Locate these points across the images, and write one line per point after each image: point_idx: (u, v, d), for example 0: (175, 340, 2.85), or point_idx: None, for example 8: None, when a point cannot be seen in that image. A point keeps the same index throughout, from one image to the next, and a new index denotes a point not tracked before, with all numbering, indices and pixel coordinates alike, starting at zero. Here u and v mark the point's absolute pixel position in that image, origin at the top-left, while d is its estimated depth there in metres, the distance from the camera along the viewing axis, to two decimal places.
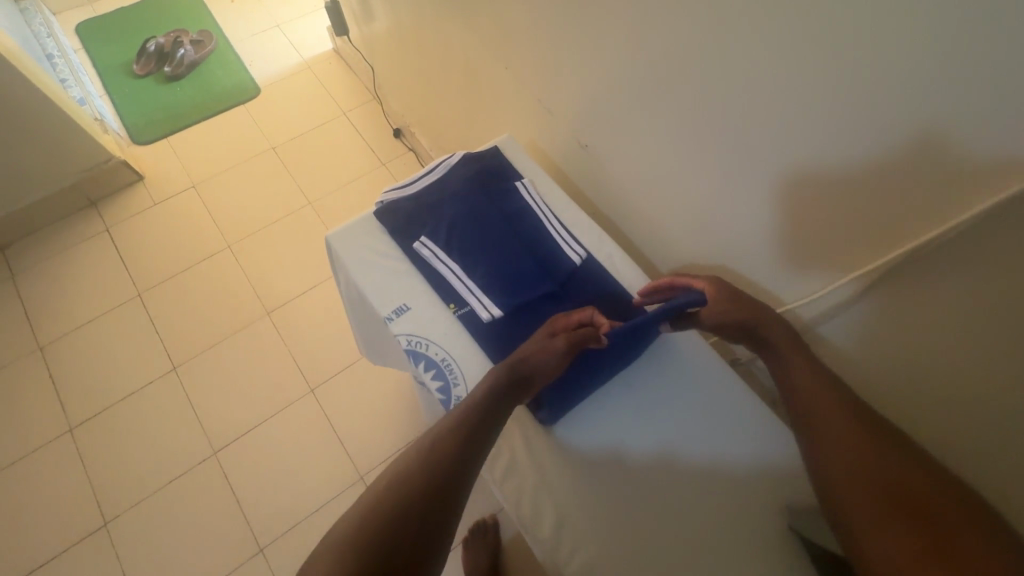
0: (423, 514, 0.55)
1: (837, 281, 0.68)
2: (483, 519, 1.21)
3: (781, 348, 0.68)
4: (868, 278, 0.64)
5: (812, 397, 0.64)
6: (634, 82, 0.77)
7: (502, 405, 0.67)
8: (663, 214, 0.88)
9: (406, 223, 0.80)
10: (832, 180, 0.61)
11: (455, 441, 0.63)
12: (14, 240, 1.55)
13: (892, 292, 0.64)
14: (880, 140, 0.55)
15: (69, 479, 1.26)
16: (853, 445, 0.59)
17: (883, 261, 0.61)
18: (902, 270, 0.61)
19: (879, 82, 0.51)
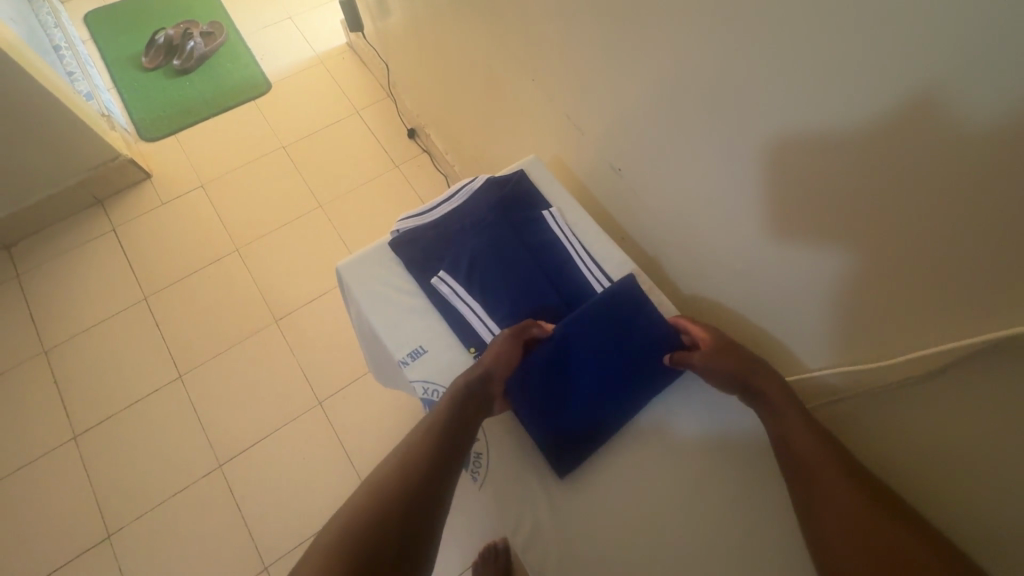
0: (392, 544, 0.51)
1: (896, 357, 0.60)
2: (494, 542, 1.09)
3: (775, 402, 0.64)
4: (935, 360, 0.57)
5: (813, 462, 0.58)
6: (677, 105, 0.70)
7: (470, 418, 0.63)
8: (698, 246, 0.81)
9: (423, 255, 0.75)
10: (900, 235, 0.54)
11: (423, 463, 0.58)
12: (20, 239, 1.52)
13: (960, 380, 0.55)
14: (968, 195, 0.47)
15: (72, 489, 1.24)
16: (852, 512, 0.54)
17: (956, 345, 0.54)
18: (975, 357, 0.53)
19: (974, 127, 0.44)
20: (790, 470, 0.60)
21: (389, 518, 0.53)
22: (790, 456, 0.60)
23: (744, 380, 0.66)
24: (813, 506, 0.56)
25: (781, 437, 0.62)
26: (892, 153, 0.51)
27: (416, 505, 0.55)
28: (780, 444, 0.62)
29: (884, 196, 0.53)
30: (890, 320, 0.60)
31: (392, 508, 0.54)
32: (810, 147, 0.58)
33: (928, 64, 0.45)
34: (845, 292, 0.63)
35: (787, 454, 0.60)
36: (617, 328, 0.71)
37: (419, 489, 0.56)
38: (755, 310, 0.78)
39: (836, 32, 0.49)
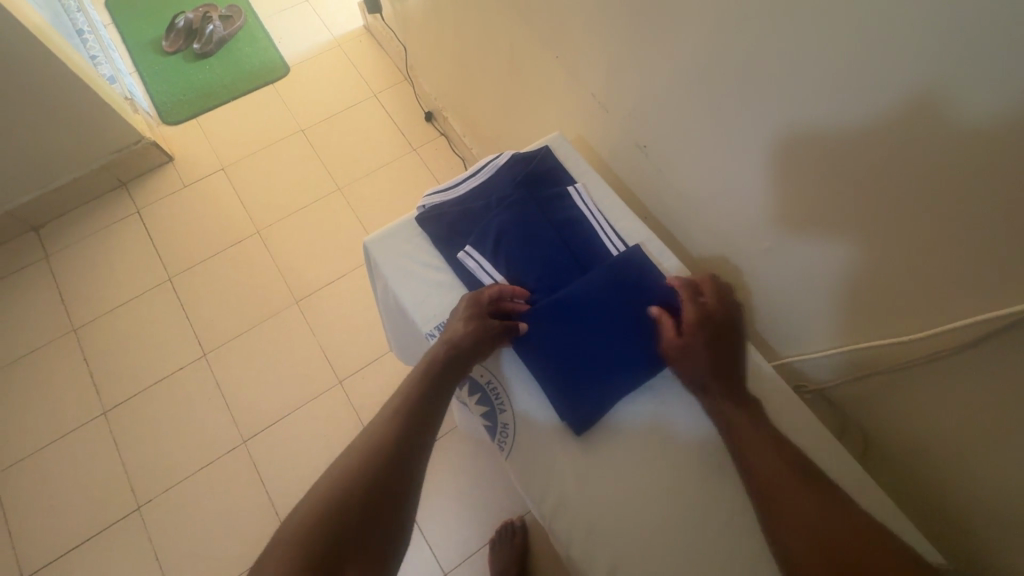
0: (379, 490, 0.54)
1: (920, 332, 0.59)
2: (511, 520, 1.13)
3: (733, 422, 0.62)
4: (961, 335, 0.56)
5: (764, 458, 0.59)
6: (703, 82, 0.69)
7: (441, 390, 0.65)
8: (720, 226, 0.81)
9: (449, 231, 0.76)
10: (924, 211, 0.53)
11: (410, 419, 0.61)
12: (48, 220, 1.55)
13: (990, 356, 0.54)
14: (1008, 171, 0.45)
15: (103, 462, 1.28)
16: (812, 522, 0.53)
17: (981, 318, 0.53)
18: (1005, 332, 0.52)
19: (1007, 99, 0.43)
20: (751, 485, 0.58)
21: (378, 466, 0.56)
22: (745, 458, 0.60)
23: (707, 393, 0.65)
24: (772, 516, 0.55)
25: (742, 451, 0.60)
26: (930, 128, 0.49)
27: (397, 462, 0.57)
28: (741, 461, 0.60)
29: (908, 173, 0.52)
30: (920, 300, 0.58)
31: (379, 458, 0.57)
32: (840, 124, 0.56)
33: (965, 32, 0.43)
34: (874, 273, 0.61)
35: (747, 467, 0.59)
36: (638, 299, 0.70)
37: (402, 446, 0.59)
38: (775, 292, 0.77)
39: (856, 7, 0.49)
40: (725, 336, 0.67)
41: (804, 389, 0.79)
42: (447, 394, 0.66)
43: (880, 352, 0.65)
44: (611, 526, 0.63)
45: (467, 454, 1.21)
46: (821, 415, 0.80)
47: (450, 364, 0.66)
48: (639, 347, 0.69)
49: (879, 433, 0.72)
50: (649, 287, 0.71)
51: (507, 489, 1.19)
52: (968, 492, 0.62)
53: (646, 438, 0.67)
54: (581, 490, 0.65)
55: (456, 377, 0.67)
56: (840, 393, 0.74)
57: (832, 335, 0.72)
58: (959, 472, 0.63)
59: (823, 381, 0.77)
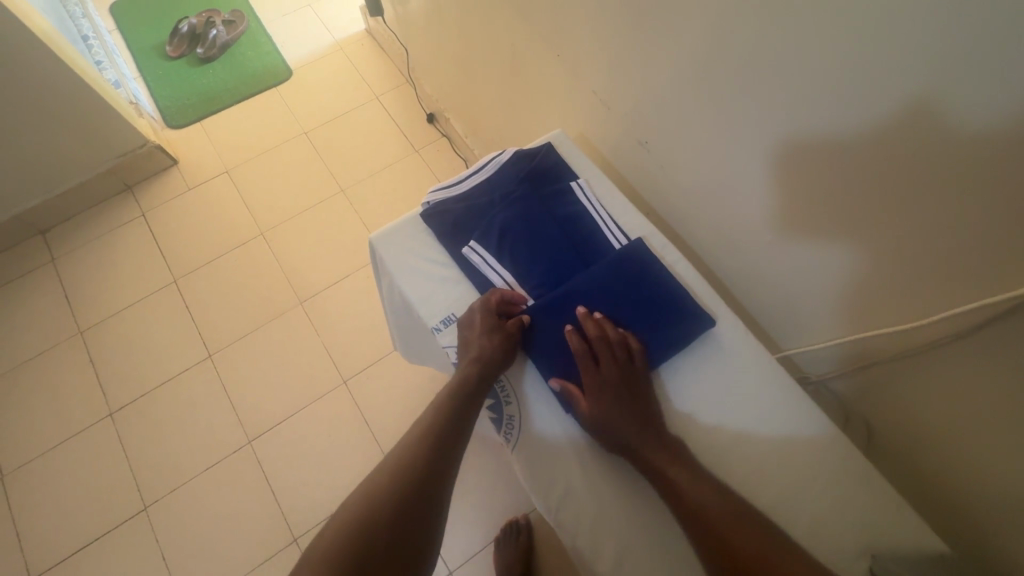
0: (408, 508, 0.56)
1: (917, 321, 0.60)
2: (516, 518, 1.13)
3: (660, 467, 0.60)
4: (960, 321, 0.56)
5: (687, 489, 0.58)
6: (703, 77, 0.69)
7: (469, 405, 0.66)
8: (721, 221, 0.81)
9: (454, 226, 0.77)
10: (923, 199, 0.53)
11: (439, 435, 0.63)
12: (54, 225, 1.56)
13: (988, 342, 0.55)
14: (1008, 157, 0.45)
15: (110, 463, 1.28)
16: (747, 555, 0.52)
17: (978, 305, 0.54)
18: (1002, 317, 0.52)
19: (1002, 85, 0.43)
20: (686, 523, 0.56)
21: (409, 483, 0.58)
22: (673, 493, 0.58)
23: (624, 438, 0.62)
24: (710, 553, 0.54)
25: (675, 494, 0.58)
26: (931, 116, 0.49)
27: (424, 481, 0.58)
28: (676, 502, 0.58)
29: (907, 162, 0.53)
30: (923, 289, 0.58)
31: (410, 475, 0.58)
32: (841, 115, 0.56)
33: (959, 21, 0.43)
34: (876, 262, 0.62)
35: (682, 508, 0.57)
36: (641, 292, 0.71)
37: (429, 464, 0.60)
38: (777, 285, 0.78)
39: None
40: (630, 375, 0.66)
41: (806, 380, 0.80)
42: (475, 408, 0.66)
43: (884, 343, 0.66)
44: (616, 517, 0.63)
45: (472, 452, 1.22)
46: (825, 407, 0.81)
47: (475, 380, 0.66)
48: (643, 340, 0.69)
49: (881, 422, 0.72)
50: (653, 280, 0.71)
51: (512, 487, 1.19)
52: (973, 478, 0.62)
53: None
54: (587, 482, 0.65)
55: (483, 391, 0.67)
56: (844, 384, 0.75)
57: (834, 326, 0.72)
58: (962, 459, 0.63)
59: (825, 372, 0.77)
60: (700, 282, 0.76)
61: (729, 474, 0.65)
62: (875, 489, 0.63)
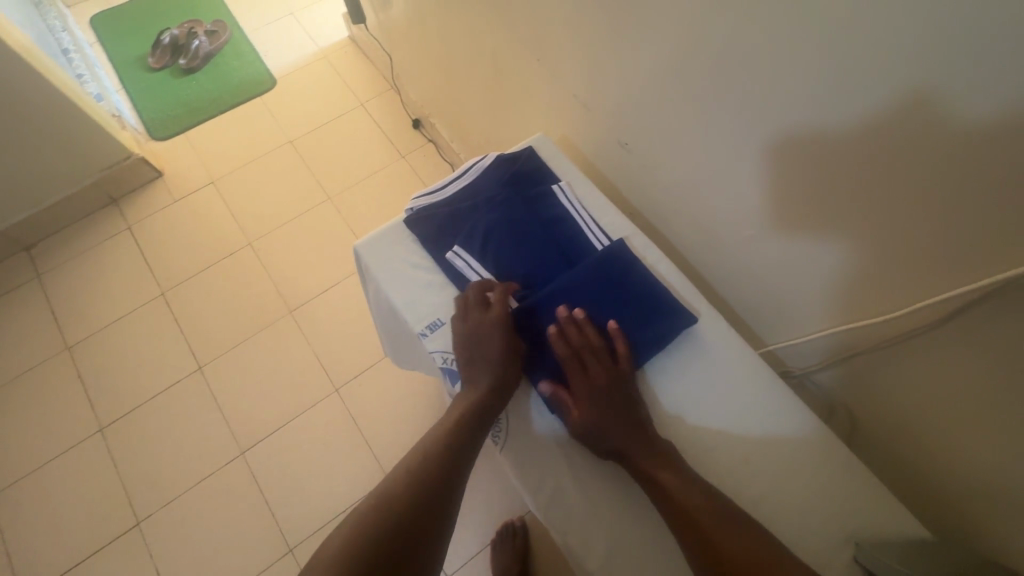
0: (414, 523, 0.56)
1: (896, 312, 0.61)
2: (511, 520, 1.14)
3: (651, 472, 0.60)
4: (937, 311, 0.58)
5: (676, 494, 0.58)
6: (682, 76, 0.70)
7: (484, 420, 0.65)
8: (702, 219, 0.82)
9: (437, 232, 0.77)
10: (897, 191, 0.55)
11: (451, 449, 0.62)
12: (38, 240, 1.55)
13: (965, 328, 0.56)
14: (977, 147, 0.47)
15: (102, 479, 1.27)
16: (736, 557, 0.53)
17: (956, 293, 0.55)
18: (978, 304, 0.54)
19: (967, 80, 0.45)
20: (676, 526, 0.57)
21: (419, 497, 0.58)
22: (664, 498, 0.59)
23: (613, 445, 0.63)
24: (699, 555, 0.55)
25: (665, 497, 0.59)
26: (905, 108, 0.50)
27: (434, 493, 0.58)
28: (666, 506, 0.59)
29: (879, 155, 0.54)
30: (902, 277, 0.59)
31: (420, 487, 0.58)
32: (815, 109, 0.58)
33: (921, 19, 0.45)
34: (856, 253, 0.63)
35: (671, 511, 0.58)
36: (625, 292, 0.71)
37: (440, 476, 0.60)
38: (757, 281, 0.79)
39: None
40: (617, 378, 0.67)
41: (789, 374, 0.81)
42: (490, 424, 0.66)
43: (866, 335, 0.67)
44: (607, 513, 0.64)
45: None
46: (808, 401, 0.82)
47: (493, 394, 0.66)
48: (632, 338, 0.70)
49: (863, 412, 0.74)
50: (635, 280, 0.72)
51: (506, 490, 1.20)
52: (955, 460, 0.64)
53: None
54: (576, 481, 0.66)
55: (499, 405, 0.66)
56: (825, 377, 0.76)
57: (815, 320, 0.73)
58: (943, 444, 0.65)
59: (808, 366, 0.78)
60: (684, 282, 0.77)
61: (716, 467, 0.66)
62: (860, 476, 0.64)
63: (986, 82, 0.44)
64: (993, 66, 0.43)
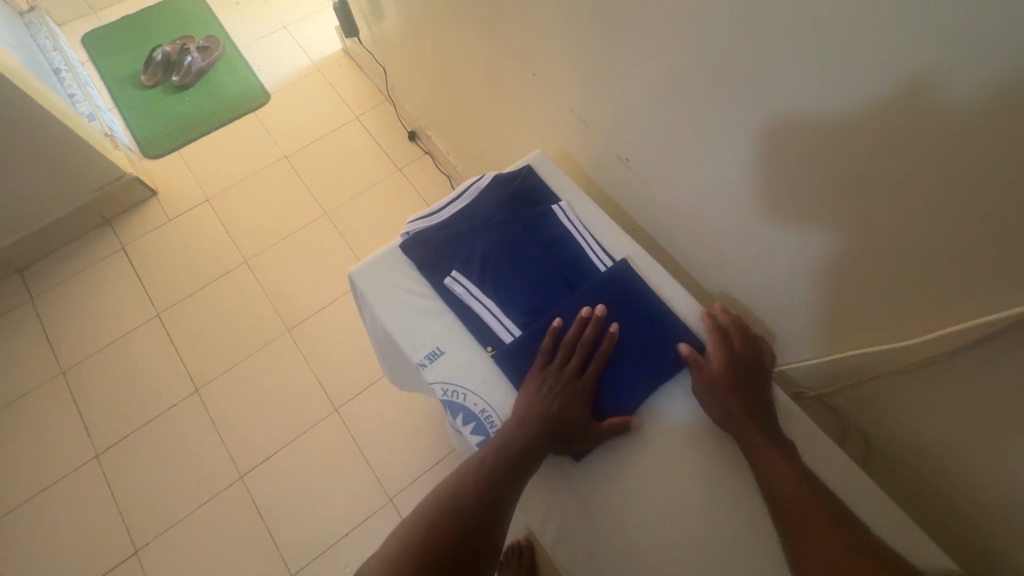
0: (444, 550, 0.55)
1: (919, 338, 0.59)
2: (517, 541, 1.14)
3: (760, 450, 0.60)
4: (959, 338, 0.55)
5: (780, 474, 0.57)
6: (681, 90, 0.68)
7: (533, 450, 0.61)
8: (706, 236, 0.80)
9: (435, 257, 0.75)
10: (908, 213, 0.52)
11: (493, 477, 0.60)
12: (31, 262, 1.53)
13: (990, 355, 0.53)
14: (990, 169, 0.45)
15: (98, 506, 1.25)
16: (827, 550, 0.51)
17: (982, 321, 0.52)
18: (1002, 333, 0.51)
19: (977, 99, 0.43)
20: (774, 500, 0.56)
21: (453, 525, 0.57)
22: (769, 476, 0.58)
23: (738, 421, 0.62)
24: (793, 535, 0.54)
25: (768, 477, 0.58)
26: (918, 128, 0.47)
27: (469, 522, 0.57)
28: (764, 486, 0.58)
29: (887, 175, 0.52)
30: (916, 299, 0.57)
31: (455, 513, 0.57)
32: (822, 128, 0.55)
33: (925, 36, 0.43)
34: (867, 275, 0.60)
35: (773, 487, 0.57)
36: (630, 315, 0.70)
37: (476, 503, 0.58)
38: (764, 300, 0.77)
39: (817, 15, 0.49)
40: (754, 371, 0.66)
41: (801, 396, 0.78)
42: (538, 455, 0.62)
43: (879, 359, 0.65)
44: (615, 549, 0.61)
45: None
46: (821, 422, 0.79)
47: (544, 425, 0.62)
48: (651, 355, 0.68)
49: (880, 437, 0.71)
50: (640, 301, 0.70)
51: None
52: (978, 493, 0.61)
53: (645, 457, 0.66)
54: (583, 514, 0.64)
55: (553, 437, 0.62)
56: (839, 400, 0.74)
57: (826, 339, 0.71)
58: (965, 475, 0.62)
59: (821, 387, 0.76)
60: (691, 304, 0.74)
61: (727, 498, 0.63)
62: (877, 506, 0.62)
63: (995, 99, 0.42)
64: (1004, 84, 0.41)
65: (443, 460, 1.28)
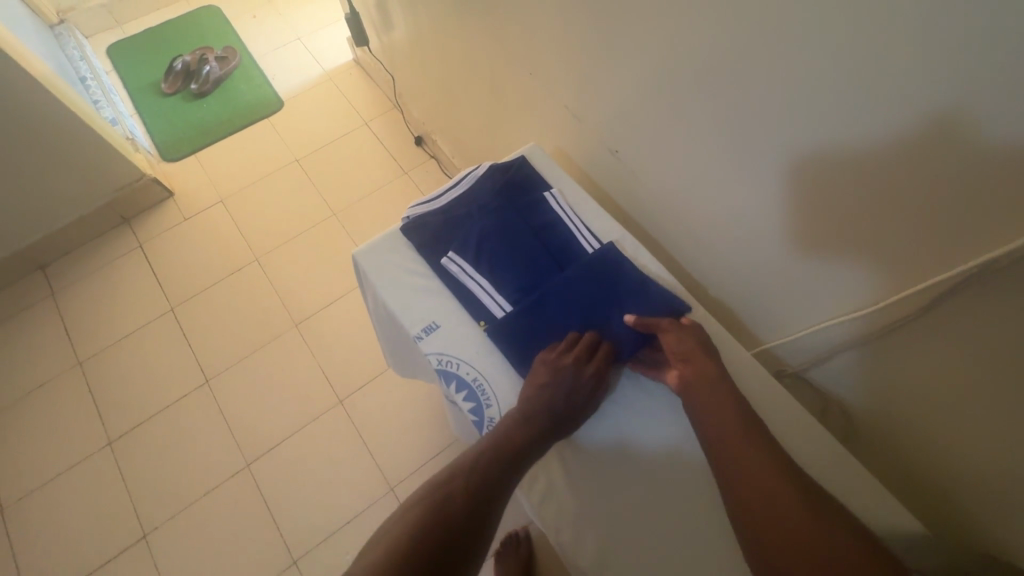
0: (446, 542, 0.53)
1: (874, 306, 0.62)
2: (515, 531, 1.17)
3: (708, 403, 0.62)
4: (908, 306, 0.59)
5: (723, 419, 0.60)
6: (659, 86, 0.72)
7: (529, 448, 0.63)
8: (688, 224, 0.84)
9: (434, 239, 0.80)
10: (860, 191, 0.56)
11: (492, 471, 0.61)
12: (52, 259, 1.60)
13: (939, 318, 0.57)
14: (925, 146, 0.48)
15: (109, 491, 1.29)
16: (792, 535, 0.50)
17: (926, 285, 0.55)
18: (947, 296, 0.55)
19: (907, 82, 0.47)
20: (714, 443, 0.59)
21: (455, 518, 0.56)
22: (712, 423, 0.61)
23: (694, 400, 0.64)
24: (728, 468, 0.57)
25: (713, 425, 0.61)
26: (861, 110, 0.51)
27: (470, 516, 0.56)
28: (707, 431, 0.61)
29: (839, 156, 0.56)
30: (874, 275, 0.61)
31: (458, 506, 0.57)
32: (780, 114, 0.59)
33: (861, 25, 0.47)
34: (833, 253, 0.63)
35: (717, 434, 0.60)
36: (616, 289, 0.73)
37: (477, 497, 0.58)
38: (744, 282, 0.80)
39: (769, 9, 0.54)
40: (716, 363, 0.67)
41: (782, 373, 0.82)
42: (533, 453, 0.63)
43: (845, 333, 0.68)
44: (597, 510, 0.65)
45: None
46: (802, 398, 0.82)
47: (540, 425, 0.64)
48: (630, 343, 0.71)
49: (858, 412, 0.74)
50: (627, 276, 0.74)
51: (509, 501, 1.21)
52: (947, 449, 0.64)
53: (625, 426, 0.69)
54: (568, 480, 0.67)
55: (547, 436, 0.64)
56: (815, 375, 0.77)
57: (802, 318, 0.74)
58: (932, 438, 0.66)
59: (800, 365, 0.79)
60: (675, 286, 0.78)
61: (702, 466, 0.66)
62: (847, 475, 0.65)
63: (924, 79, 0.45)
64: (930, 65, 0.45)
65: (444, 451, 1.31)
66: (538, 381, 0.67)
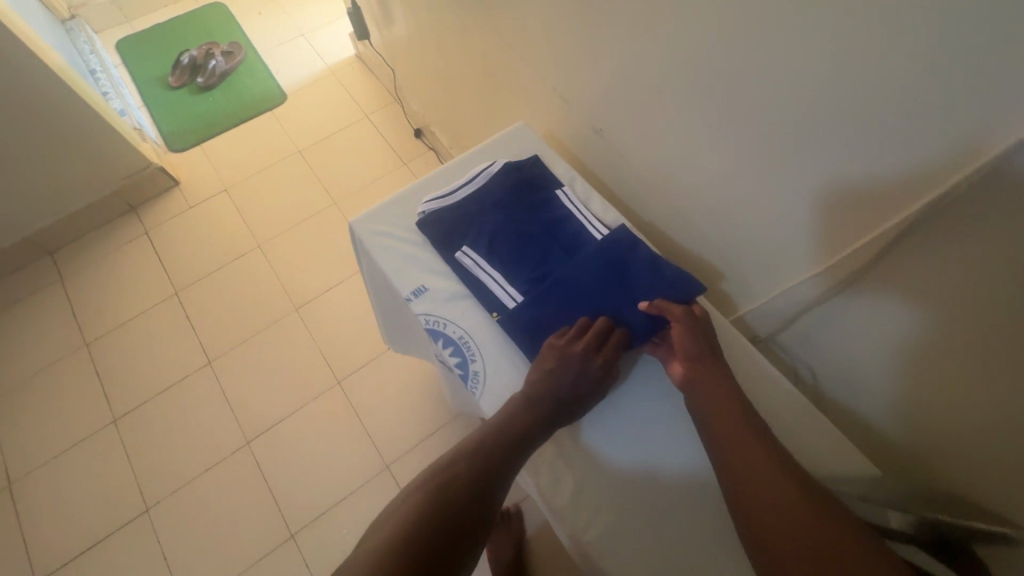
0: (463, 511, 0.57)
1: (831, 262, 0.67)
2: (507, 507, 1.21)
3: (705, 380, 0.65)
4: (862, 259, 0.63)
5: (714, 391, 0.64)
6: (637, 63, 0.77)
7: (537, 429, 0.67)
8: (669, 199, 0.88)
9: (447, 234, 0.83)
10: (816, 151, 0.61)
11: (502, 447, 0.65)
12: (60, 245, 1.64)
13: (888, 269, 0.62)
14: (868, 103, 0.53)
15: (113, 467, 1.33)
16: (765, 480, 0.55)
17: (874, 236, 0.60)
18: (894, 246, 0.59)
19: (851, 44, 0.51)
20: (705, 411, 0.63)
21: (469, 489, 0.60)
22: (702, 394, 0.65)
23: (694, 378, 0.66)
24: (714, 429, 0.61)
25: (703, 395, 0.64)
26: (813, 73, 0.56)
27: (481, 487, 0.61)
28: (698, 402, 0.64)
29: (796, 119, 0.60)
30: (833, 233, 0.65)
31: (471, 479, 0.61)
32: (743, 83, 0.64)
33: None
34: (796, 216, 0.68)
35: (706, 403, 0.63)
36: (628, 277, 0.75)
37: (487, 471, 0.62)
38: (722, 253, 0.84)
39: None
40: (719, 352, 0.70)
41: (757, 339, 0.87)
42: (540, 434, 0.67)
43: (812, 293, 0.72)
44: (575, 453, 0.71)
45: None
46: (777, 364, 0.87)
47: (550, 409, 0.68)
48: (640, 332, 0.73)
49: (825, 372, 0.79)
50: (628, 258, 0.76)
51: None
52: (901, 399, 0.69)
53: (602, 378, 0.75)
54: None
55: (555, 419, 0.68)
56: (784, 338, 0.82)
57: (773, 284, 0.78)
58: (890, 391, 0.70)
59: (771, 330, 0.84)
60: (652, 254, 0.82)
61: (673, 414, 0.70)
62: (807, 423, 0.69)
63: (866, 40, 0.50)
64: (869, 27, 0.49)
65: (439, 431, 1.35)
66: (551, 366, 0.69)
